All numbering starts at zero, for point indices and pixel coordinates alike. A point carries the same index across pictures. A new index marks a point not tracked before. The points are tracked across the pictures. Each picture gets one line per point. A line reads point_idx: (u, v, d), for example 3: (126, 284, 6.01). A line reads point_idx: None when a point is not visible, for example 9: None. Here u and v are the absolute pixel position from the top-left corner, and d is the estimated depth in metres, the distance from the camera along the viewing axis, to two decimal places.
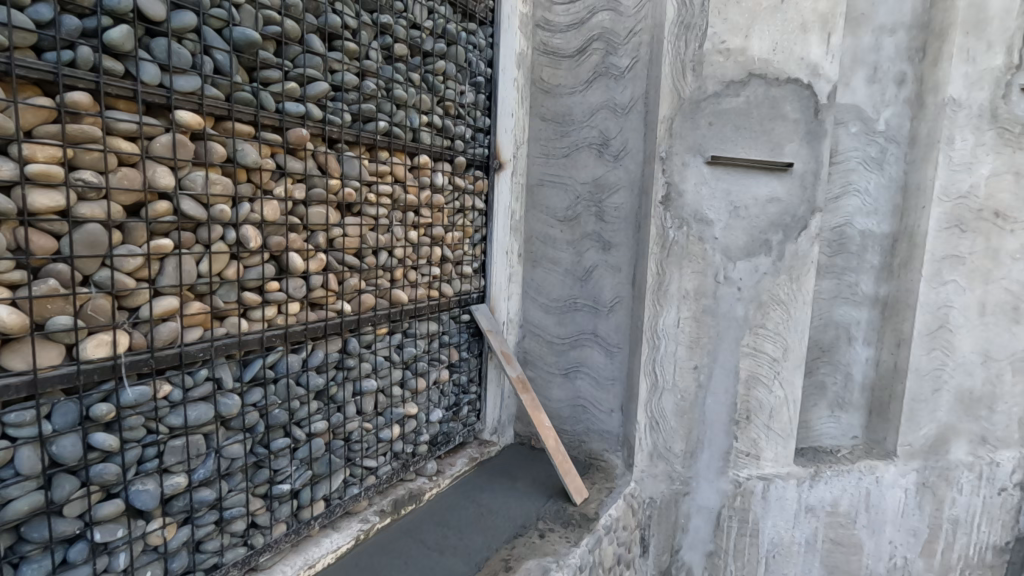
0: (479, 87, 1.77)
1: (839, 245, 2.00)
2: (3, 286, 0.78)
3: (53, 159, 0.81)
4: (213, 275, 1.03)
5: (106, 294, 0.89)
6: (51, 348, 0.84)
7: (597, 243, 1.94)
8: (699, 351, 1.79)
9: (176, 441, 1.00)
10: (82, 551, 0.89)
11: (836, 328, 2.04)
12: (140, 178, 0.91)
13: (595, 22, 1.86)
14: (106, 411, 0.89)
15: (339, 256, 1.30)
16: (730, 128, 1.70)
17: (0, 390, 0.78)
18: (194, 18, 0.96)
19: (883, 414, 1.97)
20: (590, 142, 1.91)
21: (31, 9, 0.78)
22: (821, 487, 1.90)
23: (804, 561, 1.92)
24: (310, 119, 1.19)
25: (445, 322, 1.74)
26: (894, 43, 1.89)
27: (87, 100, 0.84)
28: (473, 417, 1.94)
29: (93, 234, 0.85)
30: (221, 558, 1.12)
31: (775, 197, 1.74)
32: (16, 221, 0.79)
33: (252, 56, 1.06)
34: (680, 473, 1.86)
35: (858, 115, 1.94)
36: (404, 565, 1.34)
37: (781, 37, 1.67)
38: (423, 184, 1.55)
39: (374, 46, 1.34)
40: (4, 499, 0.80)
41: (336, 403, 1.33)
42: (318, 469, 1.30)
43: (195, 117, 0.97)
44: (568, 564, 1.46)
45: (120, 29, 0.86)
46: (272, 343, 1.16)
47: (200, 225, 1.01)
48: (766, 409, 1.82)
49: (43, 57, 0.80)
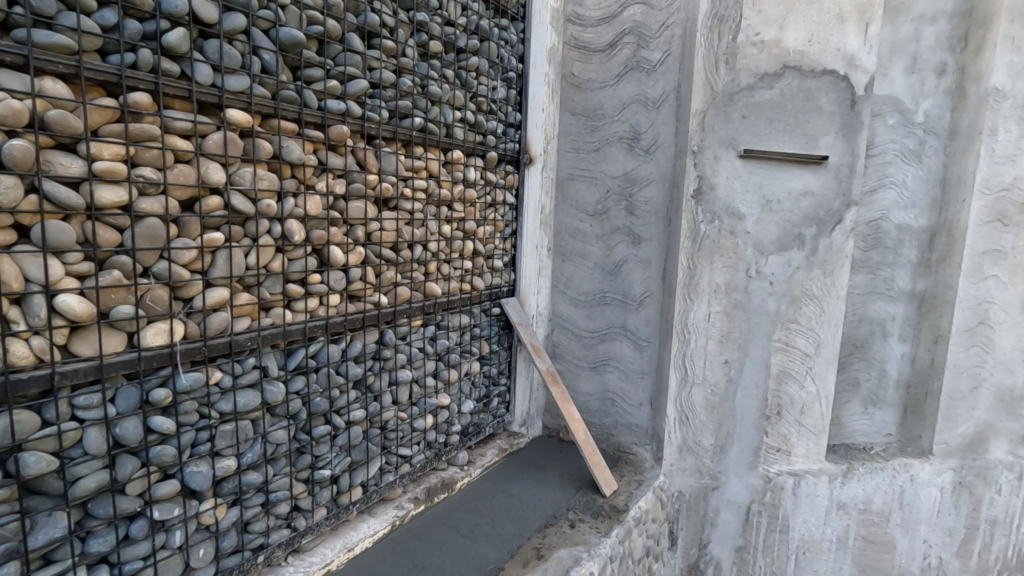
0: (510, 82, 1.79)
1: (874, 239, 1.96)
2: (72, 277, 0.83)
3: (117, 156, 0.85)
4: (260, 267, 1.07)
5: (164, 285, 0.93)
6: (114, 335, 0.88)
7: (627, 238, 1.94)
8: (730, 345, 1.79)
9: (226, 425, 1.05)
10: (143, 528, 0.94)
11: (871, 324, 2.01)
12: (194, 175, 0.95)
13: (626, 16, 1.86)
14: (164, 396, 0.94)
15: (377, 250, 1.34)
16: (764, 121, 1.68)
17: (70, 373, 0.84)
18: (244, 20, 0.99)
19: (919, 412, 1.94)
20: (621, 136, 1.92)
21: (99, 14, 0.83)
22: (854, 484, 1.88)
23: (836, 559, 1.90)
24: (350, 116, 1.22)
25: (476, 315, 1.76)
26: (934, 32, 1.84)
27: (147, 100, 0.88)
28: (502, 408, 1.97)
29: (152, 228, 0.90)
30: (267, 539, 1.16)
31: (809, 190, 1.72)
32: (84, 215, 0.84)
33: (297, 56, 1.10)
34: (710, 467, 1.86)
35: (896, 106, 1.90)
36: (439, 551, 1.37)
37: (817, 28, 1.64)
38: (456, 179, 1.58)
39: (411, 43, 1.36)
40: (74, 477, 0.86)
41: (372, 392, 1.37)
42: (356, 456, 1.35)
43: (244, 116, 1.01)
44: (599, 554, 1.47)
45: (177, 32, 0.90)
46: (314, 333, 1.20)
47: (248, 219, 1.05)
48: (798, 405, 1.81)
49: (107, 59, 0.84)
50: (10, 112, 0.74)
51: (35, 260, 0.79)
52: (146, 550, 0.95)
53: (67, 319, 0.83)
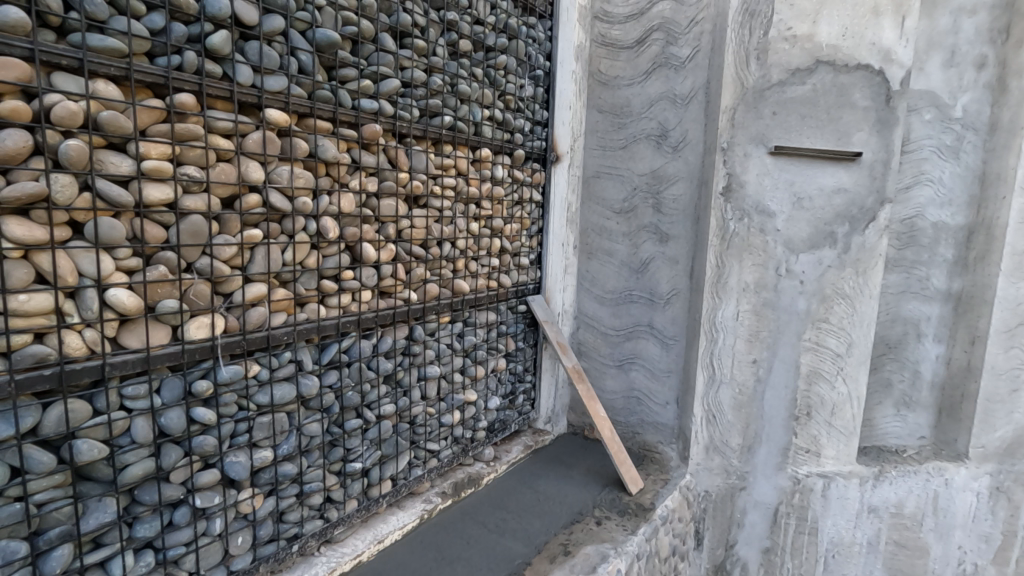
0: (538, 80, 1.80)
1: (909, 237, 1.92)
2: (122, 272, 0.86)
3: (164, 156, 0.88)
4: (296, 263, 1.10)
5: (206, 280, 0.96)
6: (160, 328, 0.92)
7: (654, 236, 1.93)
8: (758, 344, 1.76)
9: (263, 417, 1.07)
10: (186, 515, 0.98)
11: (904, 325, 1.96)
12: (234, 173, 0.98)
13: (655, 12, 1.85)
14: (205, 388, 0.97)
15: (407, 247, 1.35)
16: (796, 117, 1.65)
17: (120, 364, 0.87)
18: (282, 21, 1.01)
19: (954, 415, 1.89)
20: (649, 134, 1.90)
21: (147, 18, 0.85)
22: (886, 487, 1.84)
23: (867, 562, 1.86)
24: (382, 115, 1.24)
25: (503, 313, 1.78)
26: (974, 24, 1.79)
27: (191, 101, 0.91)
28: (527, 406, 1.98)
29: (195, 225, 0.93)
30: (301, 529, 1.19)
31: (841, 187, 1.68)
32: (133, 213, 0.87)
33: (332, 56, 1.12)
34: (737, 467, 1.84)
35: (933, 101, 1.85)
36: (467, 546, 1.39)
37: (851, 22, 1.61)
38: (484, 177, 1.59)
39: (441, 42, 1.38)
40: (122, 464, 0.89)
41: (402, 387, 1.39)
42: (386, 450, 1.37)
43: (282, 115, 1.04)
44: (626, 551, 1.47)
45: (220, 35, 0.92)
46: (347, 329, 1.23)
47: (285, 216, 1.07)
48: (828, 406, 1.78)
49: (155, 62, 0.87)
50: (66, 113, 0.77)
51: (88, 255, 0.82)
52: (189, 537, 0.99)
53: (117, 313, 0.86)
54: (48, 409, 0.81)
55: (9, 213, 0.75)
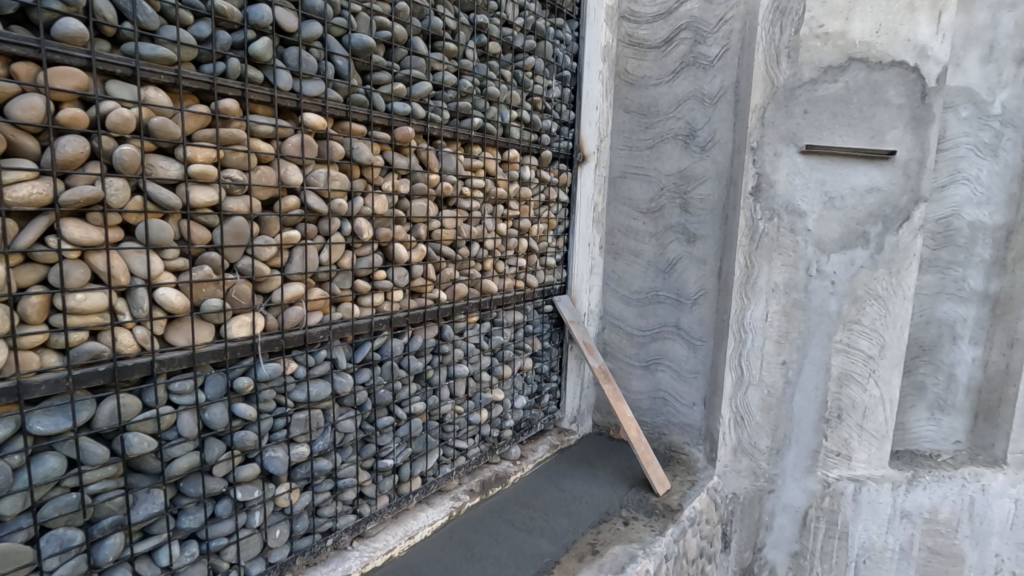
0: (565, 81, 1.80)
1: (944, 237, 1.88)
2: (169, 272, 0.90)
3: (209, 159, 0.91)
4: (332, 264, 1.12)
5: (247, 280, 0.99)
6: (204, 326, 0.95)
7: (682, 236, 1.92)
8: (788, 346, 1.74)
9: (300, 414, 1.10)
10: (228, 507, 1.01)
11: (939, 326, 1.92)
12: (274, 176, 1.01)
13: (683, 11, 1.84)
14: (246, 384, 1.00)
15: (437, 247, 1.37)
16: (828, 115, 1.63)
17: (168, 361, 0.90)
18: (321, 27, 1.04)
19: (991, 419, 1.85)
20: (676, 133, 1.89)
21: (194, 27, 0.88)
22: (919, 492, 1.81)
23: (898, 568, 1.83)
24: (414, 118, 1.26)
25: (530, 312, 1.79)
26: (1014, 18, 1.74)
27: (235, 106, 0.94)
28: (553, 405, 1.98)
29: (238, 226, 0.96)
30: (335, 523, 1.22)
31: (874, 187, 1.66)
32: (180, 214, 0.90)
33: (366, 60, 1.14)
34: (765, 469, 1.83)
35: (970, 98, 1.80)
36: (496, 543, 1.40)
37: (885, 18, 1.58)
38: (512, 178, 1.60)
39: (471, 45, 1.39)
40: (169, 457, 0.92)
41: (431, 386, 1.41)
42: (416, 447, 1.39)
43: (320, 119, 1.06)
44: (654, 552, 1.47)
45: (262, 42, 0.95)
46: (379, 328, 1.25)
47: (321, 218, 1.10)
48: (860, 408, 1.75)
49: (201, 69, 0.90)
50: (120, 120, 0.80)
51: (139, 255, 0.85)
52: (230, 528, 1.02)
53: (165, 311, 0.89)
54: (102, 403, 0.84)
55: (67, 215, 0.78)
